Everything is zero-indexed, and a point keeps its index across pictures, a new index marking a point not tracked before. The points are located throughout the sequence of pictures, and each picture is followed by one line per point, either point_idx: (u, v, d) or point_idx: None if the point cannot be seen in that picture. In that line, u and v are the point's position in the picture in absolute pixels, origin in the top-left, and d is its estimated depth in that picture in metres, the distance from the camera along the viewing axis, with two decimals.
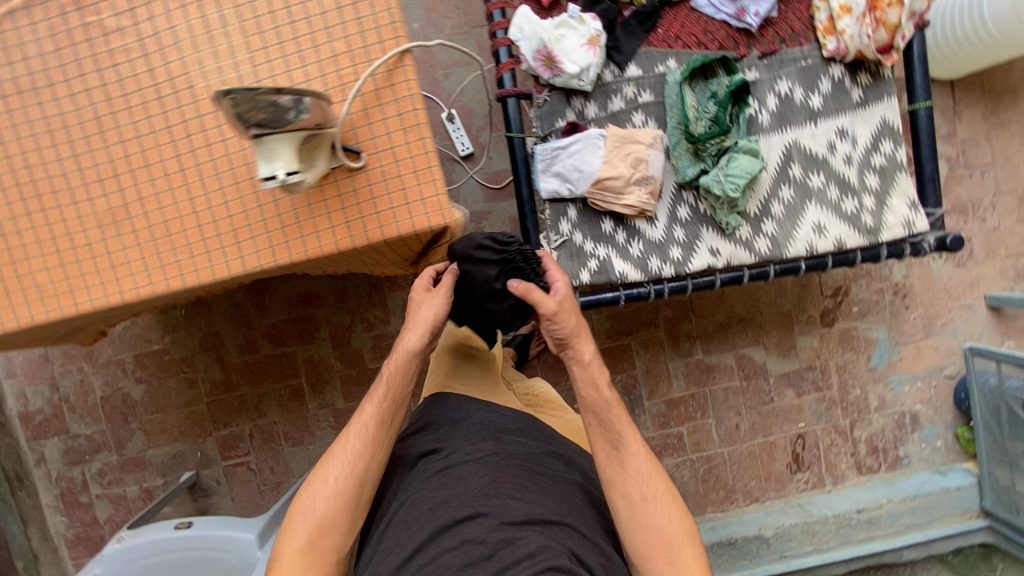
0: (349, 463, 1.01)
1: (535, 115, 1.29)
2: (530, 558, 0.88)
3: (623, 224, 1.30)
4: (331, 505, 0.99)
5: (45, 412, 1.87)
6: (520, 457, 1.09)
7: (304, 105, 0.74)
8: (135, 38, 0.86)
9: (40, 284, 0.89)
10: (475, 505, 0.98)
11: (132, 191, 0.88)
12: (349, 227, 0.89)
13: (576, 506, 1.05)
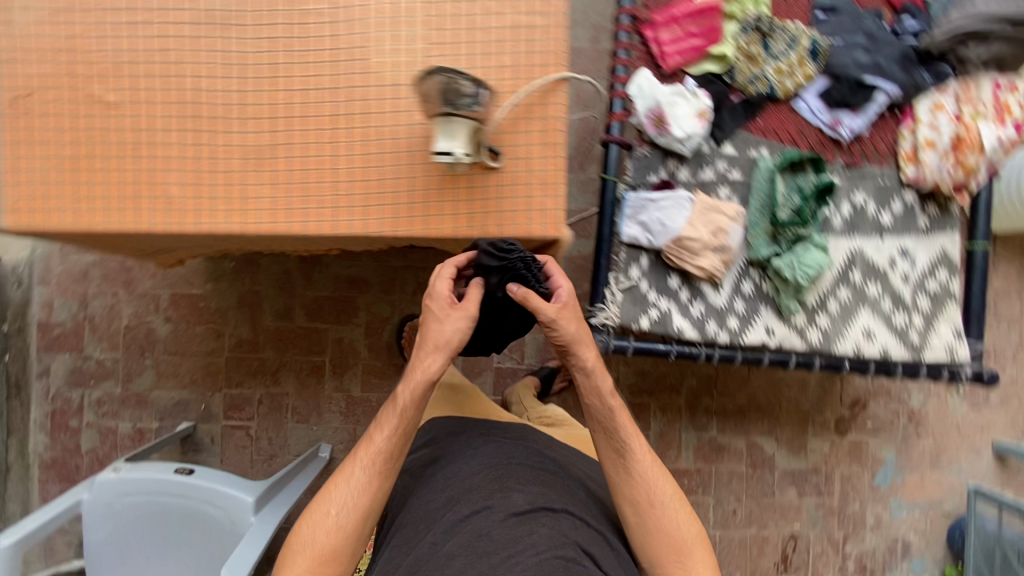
0: (353, 496, 1.03)
1: (631, 165, 1.37)
2: (535, 546, 0.97)
3: (688, 283, 1.36)
4: (332, 540, 1.01)
5: (65, 327, 1.84)
6: (522, 457, 1.18)
7: (482, 96, 0.82)
8: (329, 5, 0.94)
9: (172, 197, 0.93)
10: (480, 499, 1.06)
11: (283, 136, 0.94)
12: (471, 218, 0.95)
13: (579, 501, 1.13)
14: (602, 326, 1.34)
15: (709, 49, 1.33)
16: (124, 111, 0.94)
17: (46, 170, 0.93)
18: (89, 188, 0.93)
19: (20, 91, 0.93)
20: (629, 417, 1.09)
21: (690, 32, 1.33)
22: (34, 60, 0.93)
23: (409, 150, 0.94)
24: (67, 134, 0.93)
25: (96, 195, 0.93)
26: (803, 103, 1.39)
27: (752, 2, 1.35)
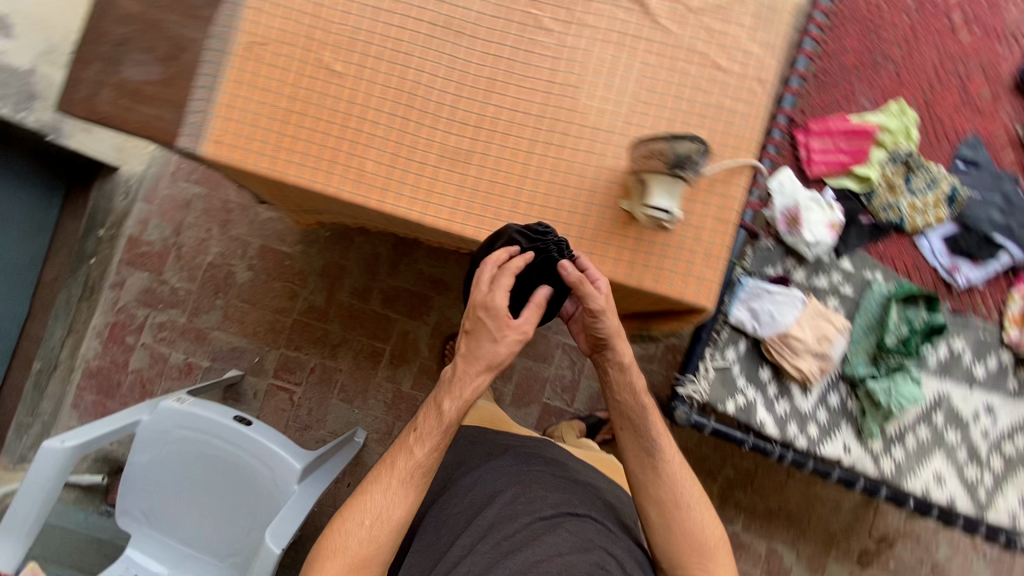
0: (388, 508, 0.97)
1: (751, 252, 1.41)
2: (558, 546, 1.00)
3: (778, 379, 1.38)
4: (366, 551, 0.95)
5: (153, 247, 1.87)
6: (543, 465, 1.20)
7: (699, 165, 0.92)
8: (556, 41, 1.00)
9: (364, 171, 0.98)
10: (502, 508, 1.08)
11: (482, 144, 0.99)
12: (631, 266, 0.98)
13: (598, 506, 1.14)
14: (686, 397, 1.36)
15: (852, 167, 1.40)
16: (345, 82, 0.99)
17: (258, 114, 0.98)
18: (291, 141, 0.98)
19: (258, 39, 0.98)
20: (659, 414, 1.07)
21: (840, 147, 1.40)
22: (280, 15, 0.99)
23: (591, 190, 0.99)
24: (287, 88, 0.98)
25: (296, 150, 0.97)
26: (925, 242, 1.43)
27: (904, 138, 1.42)
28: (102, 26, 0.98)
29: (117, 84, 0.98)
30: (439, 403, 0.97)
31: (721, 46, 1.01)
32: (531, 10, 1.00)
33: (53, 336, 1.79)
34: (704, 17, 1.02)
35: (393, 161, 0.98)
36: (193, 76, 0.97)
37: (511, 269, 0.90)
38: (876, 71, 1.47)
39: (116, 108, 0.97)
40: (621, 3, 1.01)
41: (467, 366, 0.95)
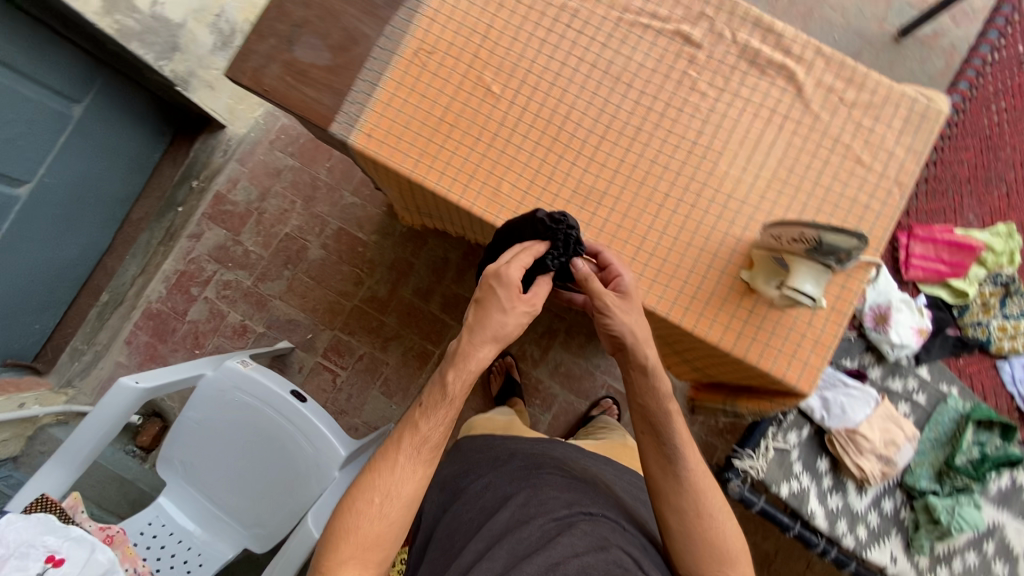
0: (399, 484, 0.85)
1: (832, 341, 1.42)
2: (574, 546, 0.87)
3: (835, 473, 1.36)
4: (377, 531, 0.84)
5: (236, 207, 1.92)
6: (551, 465, 1.09)
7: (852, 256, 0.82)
8: (707, 106, 1.03)
9: (499, 190, 0.99)
10: (512, 511, 0.95)
11: (616, 189, 1.00)
12: (739, 335, 0.98)
13: (613, 506, 1.02)
14: (741, 471, 1.34)
15: (950, 279, 1.40)
16: (499, 103, 1.01)
17: (410, 116, 1.00)
18: (435, 148, 1.00)
19: (426, 46, 1.02)
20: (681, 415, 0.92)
21: (941, 256, 1.40)
22: (450, 28, 1.02)
23: (713, 253, 1.00)
24: (442, 97, 1.01)
25: (439, 157, 1.00)
26: (1008, 367, 1.42)
27: (1008, 261, 1.41)
28: (284, 6, 1.02)
29: (285, 62, 1.02)
30: (444, 378, 0.84)
31: (866, 141, 1.03)
32: (688, 71, 1.03)
33: (127, 272, 1.86)
34: (854, 110, 1.03)
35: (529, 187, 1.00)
36: (359, 70, 1.01)
37: (533, 252, 0.85)
38: (988, 189, 1.49)
39: (280, 84, 1.01)
40: (777, 82, 1.03)
41: (476, 337, 0.83)
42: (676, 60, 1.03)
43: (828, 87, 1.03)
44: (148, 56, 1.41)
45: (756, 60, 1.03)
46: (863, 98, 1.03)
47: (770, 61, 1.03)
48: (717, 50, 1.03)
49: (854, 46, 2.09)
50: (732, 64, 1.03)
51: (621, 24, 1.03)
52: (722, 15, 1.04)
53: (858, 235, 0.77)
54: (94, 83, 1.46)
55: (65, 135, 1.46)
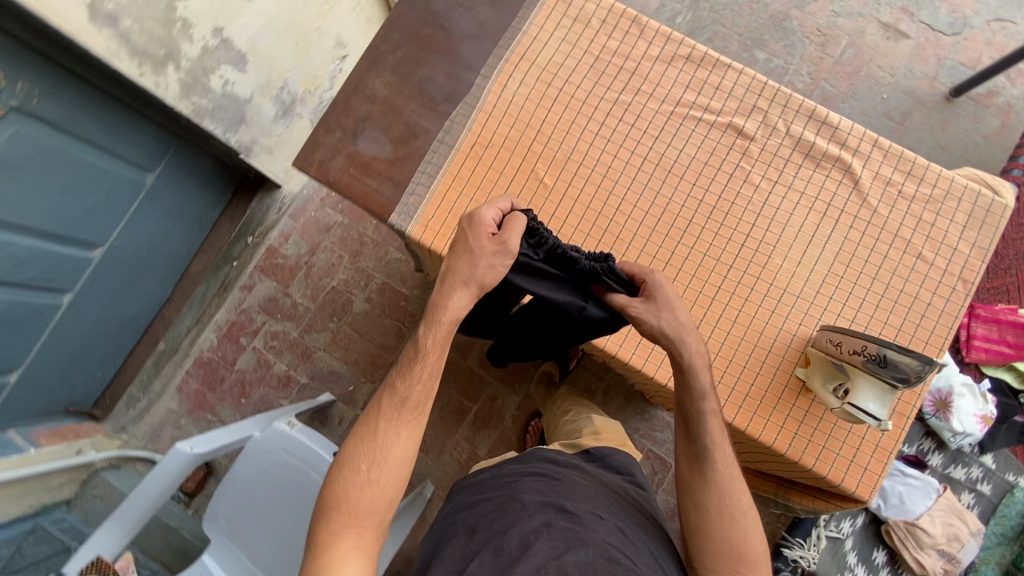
0: (385, 448, 0.85)
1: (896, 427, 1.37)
2: (553, 550, 0.82)
3: (893, 567, 1.29)
4: (368, 499, 0.83)
5: (287, 260, 2.00)
6: (529, 473, 1.01)
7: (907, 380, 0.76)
8: (761, 199, 1.03)
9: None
10: (487, 527, 0.89)
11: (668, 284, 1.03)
12: (795, 436, 0.96)
13: (601, 503, 0.97)
14: (791, 561, 1.29)
15: (1014, 361, 1.33)
16: (551, 196, 1.04)
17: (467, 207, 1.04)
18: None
19: (481, 140, 1.06)
20: (716, 414, 0.90)
21: (1004, 337, 1.34)
22: (505, 123, 1.07)
23: (767, 349, 0.99)
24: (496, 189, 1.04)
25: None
26: None
27: None
28: (350, 101, 1.09)
29: (348, 154, 1.08)
30: (416, 336, 0.88)
31: (927, 236, 1.00)
32: (741, 164, 1.04)
33: (183, 323, 1.94)
34: (914, 204, 1.01)
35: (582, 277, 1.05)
36: (418, 163, 1.06)
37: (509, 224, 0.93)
38: None
39: (344, 176, 1.06)
40: (832, 175, 1.03)
41: (448, 284, 0.87)
42: (728, 153, 1.04)
43: (885, 179, 1.02)
44: (217, 130, 1.49)
45: (811, 153, 1.03)
46: (923, 192, 1.02)
47: (825, 154, 1.03)
48: (770, 142, 1.04)
49: (903, 105, 2.04)
50: (786, 157, 1.03)
51: (673, 118, 1.05)
52: (776, 108, 1.05)
53: (928, 361, 0.73)
54: (168, 154, 1.56)
55: (138, 201, 1.56)
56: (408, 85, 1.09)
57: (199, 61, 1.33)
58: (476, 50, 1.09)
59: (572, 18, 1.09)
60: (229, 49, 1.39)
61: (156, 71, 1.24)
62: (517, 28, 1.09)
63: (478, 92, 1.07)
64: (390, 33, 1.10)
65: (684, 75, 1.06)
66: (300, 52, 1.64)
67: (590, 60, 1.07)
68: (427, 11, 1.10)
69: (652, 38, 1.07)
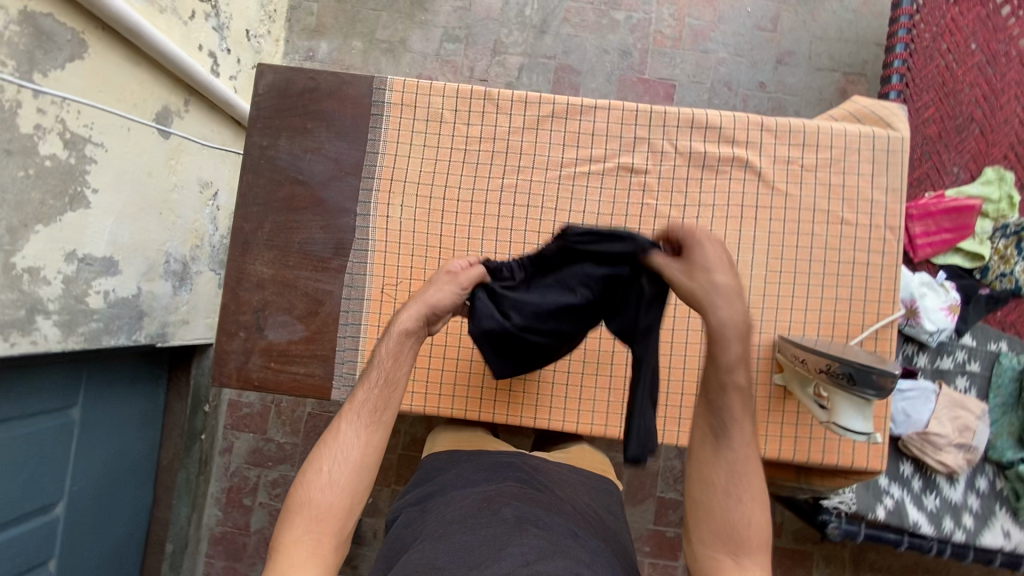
0: (346, 449, 0.84)
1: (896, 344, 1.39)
2: (525, 555, 0.80)
3: (922, 473, 1.35)
4: (328, 501, 0.81)
5: (253, 407, 1.95)
6: (511, 477, 1.05)
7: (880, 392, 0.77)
8: (678, 227, 1.00)
9: (516, 391, 1.09)
10: (456, 524, 0.90)
11: (621, 352, 1.08)
12: (796, 440, 0.98)
13: (574, 519, 0.97)
14: (833, 509, 1.33)
15: (958, 243, 1.37)
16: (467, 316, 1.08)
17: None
18: (445, 381, 1.09)
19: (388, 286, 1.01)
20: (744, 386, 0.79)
21: (942, 226, 1.37)
22: (404, 256, 1.01)
23: None
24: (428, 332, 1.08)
25: (448, 384, 1.09)
26: None
27: (1009, 207, 1.37)
28: (239, 294, 1.00)
29: (263, 347, 1.01)
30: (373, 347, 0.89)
31: (843, 199, 1.00)
32: (645, 201, 1.00)
33: (180, 515, 1.81)
34: (819, 173, 1.00)
35: (540, 379, 1.09)
36: (336, 328, 1.00)
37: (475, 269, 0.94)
38: (959, 136, 1.41)
39: (267, 373, 0.99)
40: (735, 176, 1.00)
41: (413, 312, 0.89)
42: (630, 196, 1.01)
43: (785, 159, 1.00)
44: (121, 340, 1.39)
45: (706, 162, 1.00)
46: (822, 157, 1.00)
47: (721, 158, 1.00)
48: (664, 168, 1.00)
49: (769, 12, 1.98)
50: (685, 176, 1.00)
51: (563, 182, 1.01)
52: (656, 131, 1.01)
53: (892, 376, 0.75)
54: (82, 379, 1.44)
55: (75, 437, 1.45)
56: (290, 254, 1.01)
57: (67, 293, 1.21)
58: (343, 191, 1.01)
59: (423, 120, 1.02)
60: (93, 263, 1.27)
61: (26, 331, 1.13)
62: (373, 151, 1.01)
63: (364, 234, 1.01)
64: (249, 209, 1.01)
65: (557, 134, 1.01)
66: (168, 218, 1.51)
67: (459, 155, 1.01)
68: (275, 170, 1.01)
69: (510, 109, 1.01)
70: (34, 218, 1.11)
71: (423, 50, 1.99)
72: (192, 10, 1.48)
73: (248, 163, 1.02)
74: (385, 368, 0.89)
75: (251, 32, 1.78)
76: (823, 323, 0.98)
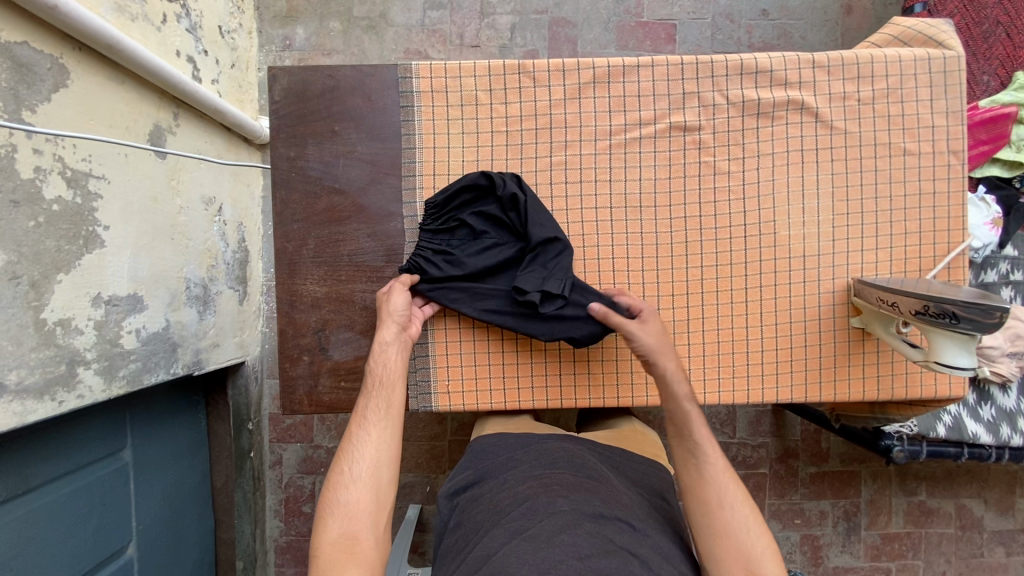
0: (362, 450, 0.86)
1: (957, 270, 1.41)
2: (577, 547, 0.81)
3: (976, 386, 1.39)
4: (355, 499, 0.82)
5: (295, 418, 1.93)
6: (563, 463, 1.04)
7: (988, 326, 0.73)
8: (738, 182, 0.96)
9: (593, 373, 1.02)
10: (518, 515, 0.89)
11: (704, 310, 0.98)
12: (880, 379, 0.97)
13: (633, 511, 0.95)
14: (896, 434, 1.35)
15: (995, 154, 1.35)
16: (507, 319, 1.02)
17: (476, 355, 1.02)
18: (508, 388, 1.02)
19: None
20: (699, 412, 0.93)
21: (978, 138, 1.33)
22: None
23: (817, 319, 0.98)
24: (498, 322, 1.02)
25: (521, 375, 1.02)
26: None
27: None
28: (295, 317, 0.96)
29: (330, 367, 0.97)
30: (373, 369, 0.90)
31: (903, 129, 0.96)
32: (703, 158, 0.96)
33: (245, 532, 1.81)
34: (877, 105, 0.96)
35: (618, 357, 1.02)
36: None
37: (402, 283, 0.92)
38: (986, 43, 1.37)
39: (339, 394, 0.96)
40: (792, 120, 0.96)
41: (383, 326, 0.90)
42: (686, 156, 0.96)
43: (841, 96, 0.96)
44: (160, 376, 1.34)
45: (761, 110, 0.95)
46: (879, 88, 0.96)
47: (776, 103, 0.95)
48: (718, 122, 0.96)
49: None
50: (740, 127, 0.96)
51: (614, 151, 0.96)
52: (705, 83, 0.95)
53: (1002, 309, 0.71)
54: (128, 420, 1.40)
55: (132, 479, 1.41)
56: (341, 267, 0.96)
57: (101, 339, 1.15)
58: (384, 193, 0.95)
59: (457, 105, 0.95)
60: (119, 303, 1.21)
61: (71, 386, 1.07)
62: (410, 147, 0.95)
63: (415, 236, 0.96)
64: (288, 227, 0.95)
65: (601, 100, 0.95)
66: (180, 243, 1.44)
67: (502, 138, 0.95)
68: (309, 182, 0.95)
69: (548, 80, 0.95)
70: (56, 267, 1.04)
71: (406, 22, 1.86)
72: (162, 13, 1.35)
73: (279, 178, 0.95)
74: (377, 373, 0.90)
75: (223, 28, 1.65)
76: (894, 260, 0.97)
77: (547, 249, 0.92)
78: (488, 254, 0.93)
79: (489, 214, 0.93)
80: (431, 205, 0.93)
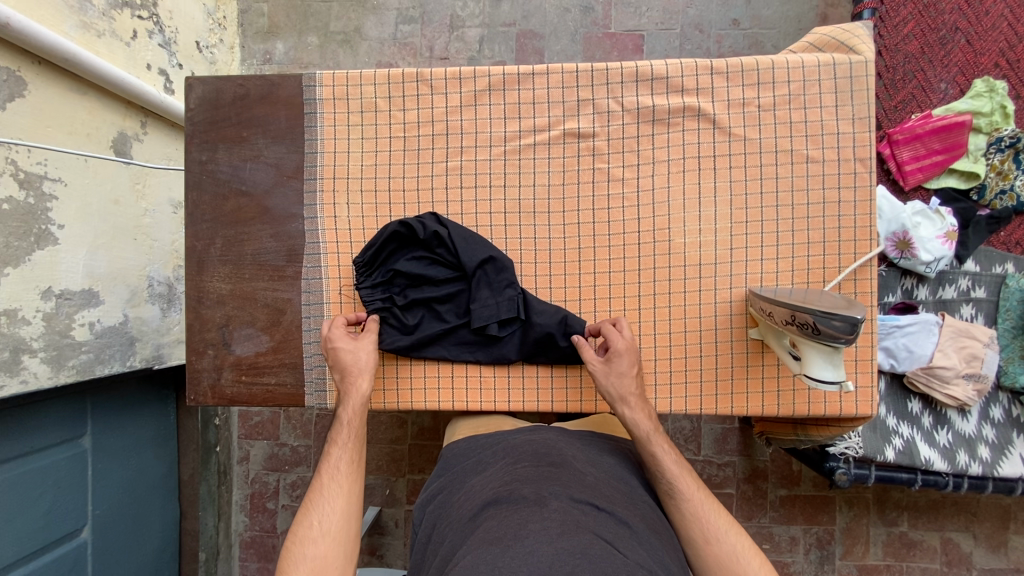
0: (333, 503, 0.87)
1: (913, 284, 1.33)
2: (548, 532, 0.72)
3: (932, 408, 1.31)
4: (322, 552, 0.83)
5: (263, 415, 1.99)
6: (526, 456, 0.94)
7: (851, 337, 0.72)
8: (633, 189, 0.97)
9: (485, 377, 1.00)
10: (485, 516, 0.79)
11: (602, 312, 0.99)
12: (779, 394, 0.95)
13: (599, 489, 0.86)
14: (840, 455, 1.27)
15: (951, 164, 1.29)
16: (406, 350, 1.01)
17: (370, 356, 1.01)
18: (401, 390, 1.00)
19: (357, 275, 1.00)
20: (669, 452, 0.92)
21: (931, 148, 1.28)
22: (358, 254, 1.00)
23: (713, 329, 0.96)
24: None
25: (415, 375, 1.01)
26: None
27: (1002, 118, 1.26)
28: (202, 313, 1.00)
29: (233, 362, 1.01)
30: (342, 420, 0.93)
31: (806, 136, 0.93)
32: (597, 165, 0.97)
33: (208, 525, 1.88)
34: (779, 112, 0.94)
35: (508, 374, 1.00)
36: (301, 335, 0.99)
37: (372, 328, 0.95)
38: (945, 49, 1.29)
39: (239, 388, 1.00)
40: (688, 128, 0.95)
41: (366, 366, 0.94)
42: (580, 163, 0.97)
43: (740, 102, 0.94)
44: (115, 368, 1.42)
45: (656, 117, 0.95)
46: (780, 94, 0.93)
47: (672, 110, 0.94)
48: (612, 129, 0.96)
49: None
50: (635, 134, 0.96)
51: (509, 158, 0.98)
52: (599, 90, 0.95)
53: (858, 322, 0.70)
54: (88, 410, 1.48)
55: (90, 465, 1.49)
56: (245, 266, 1.00)
57: (49, 330, 1.23)
58: (287, 196, 0.99)
59: (358, 112, 0.99)
60: (72, 297, 1.29)
61: (14, 372, 1.15)
62: (311, 152, 0.99)
63: (314, 238, 0.99)
64: (197, 227, 1.00)
65: (497, 108, 0.97)
66: (144, 243, 1.52)
67: (400, 143, 0.98)
68: (218, 184, 1.00)
69: (445, 88, 0.97)
70: (2, 261, 1.12)
71: (379, 36, 1.91)
72: (132, 29, 1.46)
73: (191, 181, 1.01)
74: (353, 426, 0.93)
75: (201, 43, 1.75)
76: (795, 270, 0.94)
77: (483, 274, 0.94)
78: (428, 293, 0.96)
79: (420, 253, 0.96)
80: (360, 263, 0.97)
